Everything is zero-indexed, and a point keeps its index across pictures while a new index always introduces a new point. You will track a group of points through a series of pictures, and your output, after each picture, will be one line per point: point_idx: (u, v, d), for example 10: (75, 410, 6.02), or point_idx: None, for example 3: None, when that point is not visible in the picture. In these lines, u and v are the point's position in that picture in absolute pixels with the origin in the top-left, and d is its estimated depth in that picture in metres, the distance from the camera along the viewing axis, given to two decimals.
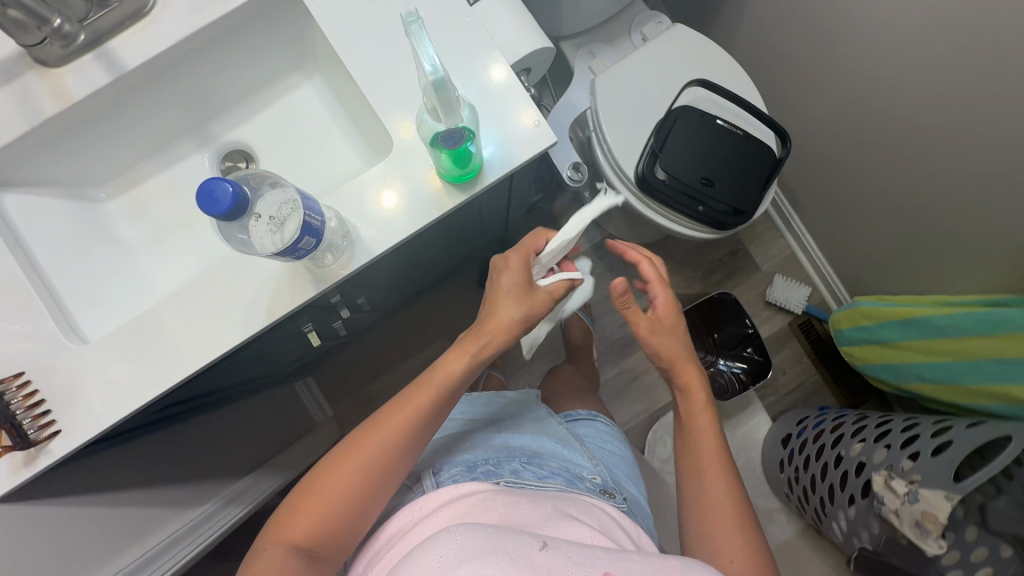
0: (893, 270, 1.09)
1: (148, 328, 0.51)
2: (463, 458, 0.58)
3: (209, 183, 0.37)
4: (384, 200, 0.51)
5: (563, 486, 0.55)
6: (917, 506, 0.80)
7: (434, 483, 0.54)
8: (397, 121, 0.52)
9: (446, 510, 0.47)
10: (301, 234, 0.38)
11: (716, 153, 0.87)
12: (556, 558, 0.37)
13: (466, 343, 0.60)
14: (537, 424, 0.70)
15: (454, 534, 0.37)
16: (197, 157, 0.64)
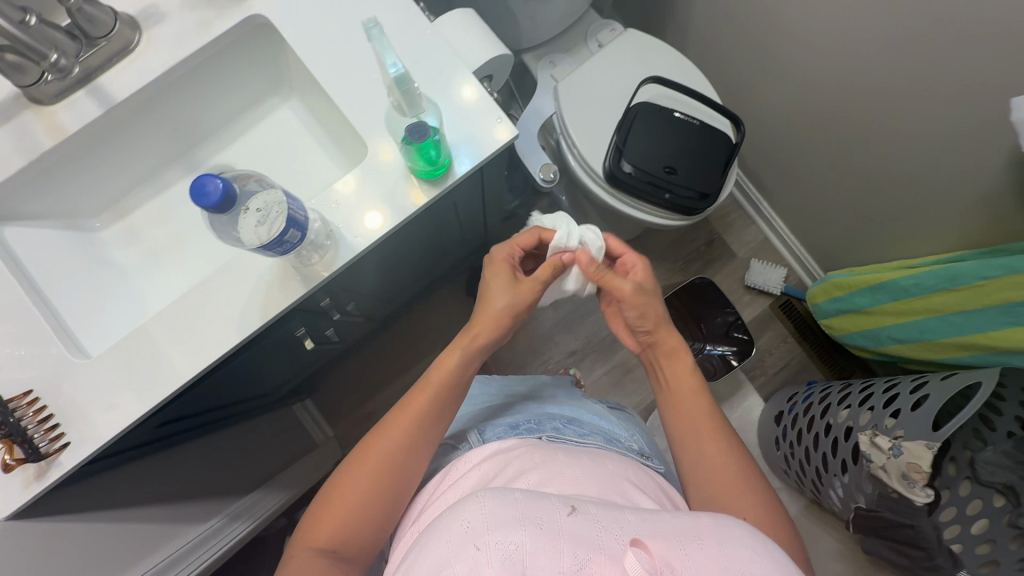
0: (861, 242, 1.14)
1: (150, 339, 0.54)
2: (506, 419, 0.61)
3: (201, 179, 0.38)
4: (368, 222, 0.55)
5: (603, 443, 0.58)
6: (902, 458, 0.83)
7: (479, 439, 0.57)
8: (371, 128, 0.56)
9: (486, 463, 0.51)
10: (287, 226, 0.41)
11: (676, 143, 0.92)
12: (587, 524, 0.34)
13: (463, 336, 0.63)
14: (568, 397, 0.71)
15: (477, 501, 0.36)
16: (185, 182, 0.68)
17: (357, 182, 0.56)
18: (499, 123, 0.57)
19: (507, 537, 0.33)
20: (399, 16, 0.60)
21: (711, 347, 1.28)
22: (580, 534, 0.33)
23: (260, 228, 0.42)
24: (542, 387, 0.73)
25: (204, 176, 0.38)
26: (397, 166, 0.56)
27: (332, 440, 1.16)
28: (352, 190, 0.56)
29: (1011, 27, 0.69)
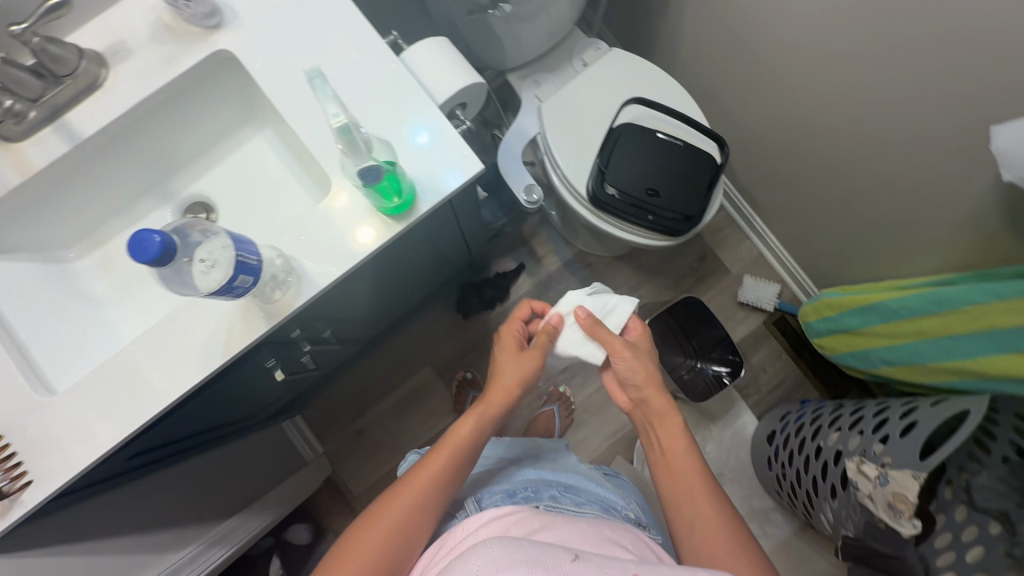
0: (853, 260, 1.12)
1: (114, 376, 0.54)
2: (503, 486, 0.59)
3: (139, 235, 0.41)
4: (360, 235, 0.56)
5: (600, 512, 0.56)
6: (887, 488, 0.82)
7: (476, 508, 0.56)
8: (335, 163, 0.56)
9: (485, 527, 0.48)
10: (235, 272, 0.43)
11: (659, 165, 0.92)
12: (587, 569, 0.36)
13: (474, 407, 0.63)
14: (566, 459, 0.69)
15: (486, 547, 0.37)
16: (160, 212, 0.68)
17: (352, 193, 0.56)
18: (464, 157, 0.57)
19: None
20: (366, 49, 0.60)
21: (704, 365, 1.26)
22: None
23: (212, 273, 0.44)
24: (541, 448, 0.70)
25: (142, 232, 0.40)
26: (360, 203, 0.56)
27: (320, 459, 1.16)
28: (348, 201, 0.56)
29: (993, 50, 0.68)
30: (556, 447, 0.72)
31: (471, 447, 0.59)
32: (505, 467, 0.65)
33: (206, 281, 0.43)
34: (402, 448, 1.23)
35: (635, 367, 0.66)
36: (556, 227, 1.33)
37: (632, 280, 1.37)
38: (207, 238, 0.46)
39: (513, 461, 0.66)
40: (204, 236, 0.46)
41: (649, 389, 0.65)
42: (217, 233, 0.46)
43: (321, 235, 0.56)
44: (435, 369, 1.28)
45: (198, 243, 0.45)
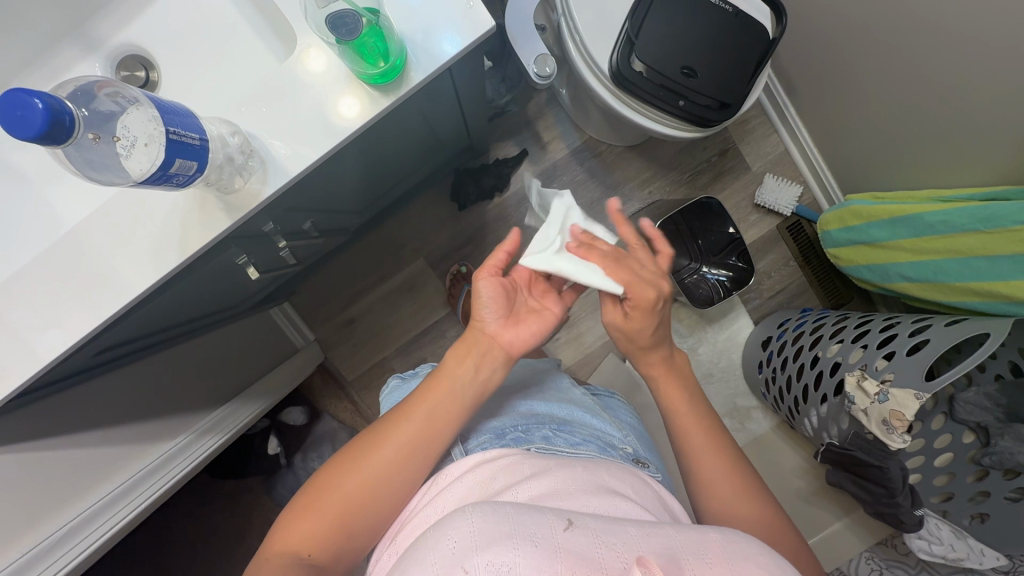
0: (890, 164, 1.02)
1: (50, 272, 0.46)
2: (491, 426, 0.54)
3: (15, 95, 0.32)
4: (343, 108, 0.44)
5: (596, 454, 0.51)
6: (885, 405, 0.82)
7: (463, 453, 0.52)
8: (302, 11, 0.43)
9: (472, 477, 0.45)
10: (167, 153, 0.35)
11: (698, 37, 0.76)
12: (584, 540, 0.32)
13: (459, 344, 0.56)
14: (558, 391, 0.64)
15: (462, 517, 0.32)
16: (87, 66, 0.55)
17: (328, 57, 0.44)
18: (468, 10, 0.44)
19: (500, 556, 0.30)
20: None
21: (708, 269, 1.21)
22: (577, 552, 0.30)
23: (137, 155, 0.36)
24: (531, 379, 0.67)
25: (16, 94, 0.32)
26: (335, 65, 0.44)
27: (311, 346, 1.14)
28: (325, 66, 0.44)
29: None
30: (548, 372, 0.70)
31: (457, 394, 0.53)
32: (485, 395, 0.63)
33: (125, 168, 0.37)
34: (394, 338, 1.21)
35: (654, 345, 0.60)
36: (566, 107, 1.17)
37: (643, 173, 1.25)
38: (119, 105, 0.38)
39: (500, 391, 0.63)
40: (115, 103, 0.38)
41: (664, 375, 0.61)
42: (128, 102, 0.38)
43: (294, 104, 0.44)
44: (427, 261, 1.21)
45: (118, 114, 0.37)
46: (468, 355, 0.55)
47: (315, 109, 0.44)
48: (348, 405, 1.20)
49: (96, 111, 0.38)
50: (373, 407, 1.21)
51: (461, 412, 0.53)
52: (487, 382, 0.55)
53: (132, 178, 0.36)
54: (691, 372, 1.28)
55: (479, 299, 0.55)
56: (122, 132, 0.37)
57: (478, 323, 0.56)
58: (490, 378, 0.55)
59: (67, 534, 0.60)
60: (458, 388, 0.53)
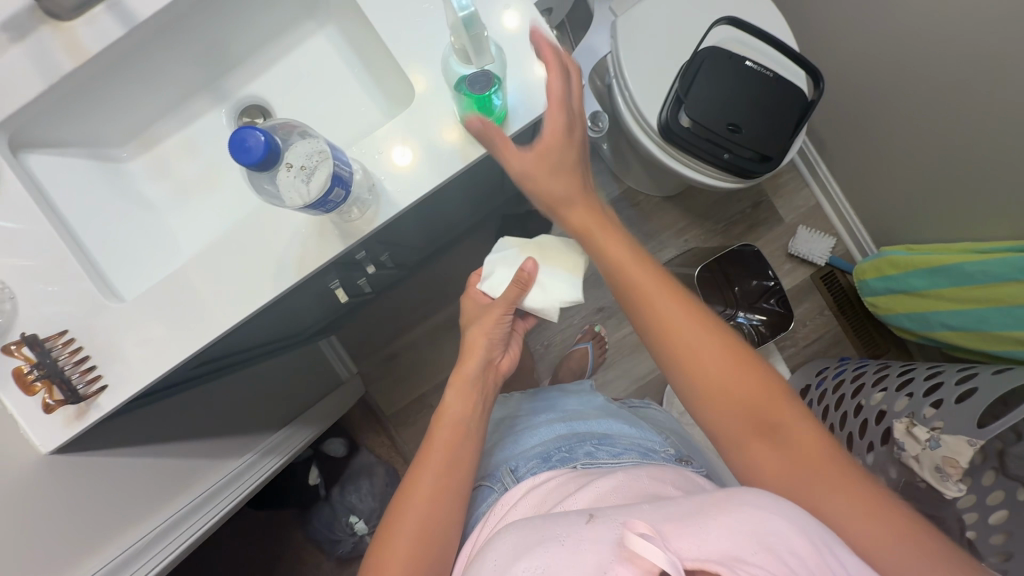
0: (923, 217, 1.06)
1: (176, 289, 0.52)
2: (536, 450, 0.59)
3: (244, 132, 0.40)
4: (396, 156, 0.51)
5: (639, 458, 0.56)
6: (938, 452, 0.81)
7: (514, 479, 0.56)
8: (410, 70, 0.52)
9: (526, 502, 0.48)
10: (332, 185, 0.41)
11: (743, 98, 0.83)
12: (605, 526, 0.34)
13: (455, 383, 0.59)
14: (586, 410, 0.69)
15: (499, 542, 0.36)
16: (214, 113, 0.64)
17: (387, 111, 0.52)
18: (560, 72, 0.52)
19: (535, 560, 0.32)
20: None
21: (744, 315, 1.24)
22: (600, 536, 0.32)
23: (306, 183, 0.42)
24: (560, 403, 0.73)
25: (248, 129, 0.39)
26: (443, 111, 0.51)
27: (356, 379, 1.17)
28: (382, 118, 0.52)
29: None
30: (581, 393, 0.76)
31: (471, 426, 0.57)
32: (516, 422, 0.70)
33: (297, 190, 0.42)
34: (435, 374, 1.25)
35: (599, 242, 0.55)
36: (607, 159, 1.26)
37: (679, 223, 1.31)
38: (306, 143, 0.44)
39: (530, 419, 0.68)
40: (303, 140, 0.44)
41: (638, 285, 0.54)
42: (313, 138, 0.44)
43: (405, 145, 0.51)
44: None
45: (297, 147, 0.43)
46: (472, 396, 0.58)
47: (377, 155, 0.51)
48: (386, 439, 1.23)
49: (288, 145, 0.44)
50: (409, 442, 1.23)
51: (476, 438, 0.57)
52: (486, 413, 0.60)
53: (297, 203, 0.42)
54: None
55: (486, 332, 0.60)
56: (289, 162, 0.43)
57: (483, 354, 0.61)
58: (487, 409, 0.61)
59: (161, 533, 0.60)
60: (463, 426, 0.56)
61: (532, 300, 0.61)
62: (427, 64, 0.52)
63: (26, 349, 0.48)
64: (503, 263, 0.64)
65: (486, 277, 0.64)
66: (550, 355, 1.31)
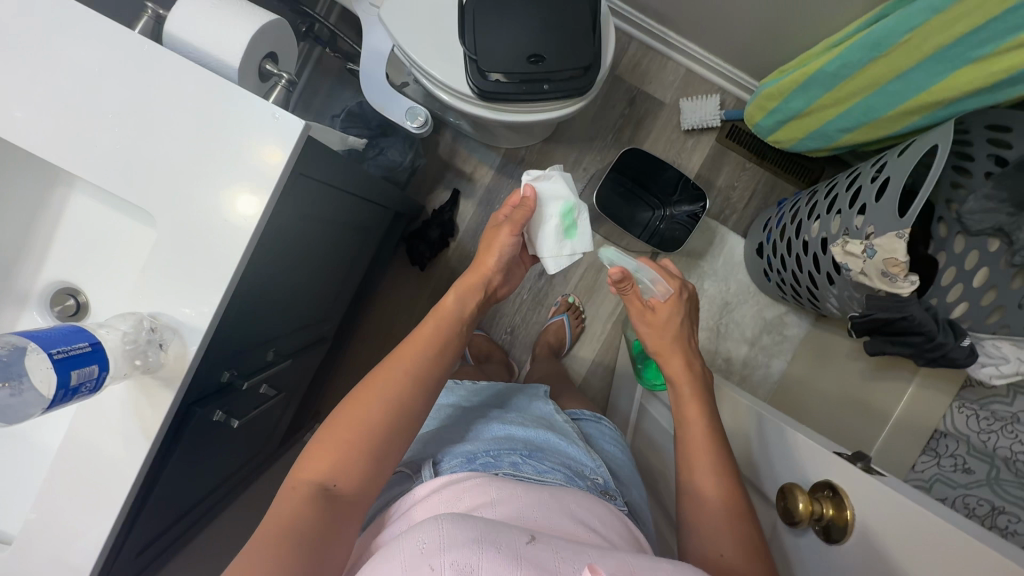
0: (779, 34, 1.02)
1: (48, 512, 0.49)
2: (465, 450, 0.61)
3: None
4: (242, 206, 0.49)
5: (562, 480, 0.57)
6: (877, 258, 0.77)
7: (434, 474, 0.57)
8: (265, 145, 0.49)
9: (442, 492, 0.52)
10: (63, 373, 0.42)
11: (530, 25, 0.79)
12: (545, 552, 0.38)
13: (466, 279, 0.66)
14: (536, 417, 0.74)
15: (434, 525, 0.39)
16: (27, 317, 0.61)
17: (188, 208, 0.49)
18: (278, 120, 0.49)
19: (464, 558, 0.36)
20: (122, 51, 0.50)
21: (674, 210, 1.21)
22: (540, 558, 0.37)
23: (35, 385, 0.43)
24: (512, 405, 0.79)
25: None
26: (202, 214, 0.49)
27: None
28: (258, 205, 0.49)
29: None
30: (529, 399, 0.81)
31: (461, 323, 0.64)
32: (468, 413, 0.74)
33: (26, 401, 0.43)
34: None
35: (659, 343, 0.68)
36: (471, 135, 1.22)
37: (571, 156, 1.27)
38: None
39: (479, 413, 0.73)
40: None
41: (664, 350, 0.68)
42: None
43: (186, 253, 0.48)
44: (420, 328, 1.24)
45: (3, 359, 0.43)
46: (475, 299, 0.66)
47: (160, 288, 0.48)
48: None
49: None
50: None
51: (449, 356, 0.61)
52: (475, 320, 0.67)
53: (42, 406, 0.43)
54: (708, 310, 1.28)
55: (498, 251, 0.66)
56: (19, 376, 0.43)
57: (488, 275, 0.67)
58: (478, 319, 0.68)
59: None
60: (453, 326, 0.63)
61: (544, 245, 0.67)
62: (277, 138, 0.49)
63: None
64: (552, 196, 0.68)
65: (541, 179, 0.68)
66: (520, 338, 1.29)
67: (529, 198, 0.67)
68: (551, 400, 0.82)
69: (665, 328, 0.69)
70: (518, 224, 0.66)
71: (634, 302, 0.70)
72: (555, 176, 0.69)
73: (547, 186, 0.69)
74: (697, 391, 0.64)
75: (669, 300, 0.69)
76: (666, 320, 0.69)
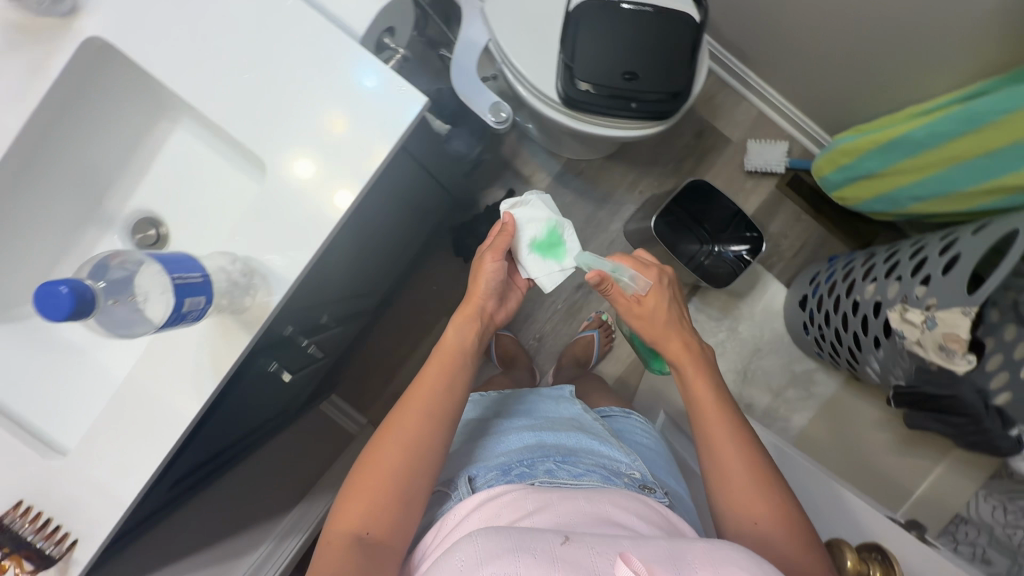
0: (863, 93, 1.02)
1: (109, 428, 0.51)
2: (499, 462, 0.62)
3: (50, 287, 0.41)
4: (299, 169, 0.49)
5: (599, 480, 0.57)
6: (936, 330, 0.77)
7: (472, 489, 0.58)
8: (327, 115, 0.50)
9: (481, 509, 0.52)
10: (177, 297, 0.42)
11: (629, 43, 0.80)
12: (580, 550, 0.37)
13: (465, 310, 0.63)
14: (562, 420, 0.74)
15: (470, 540, 0.39)
16: (106, 239, 0.63)
17: (297, 160, 0.49)
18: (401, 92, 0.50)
19: (504, 566, 0.36)
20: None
21: (722, 248, 1.21)
22: (576, 558, 0.36)
23: (155, 304, 0.43)
24: (542, 408, 0.79)
25: (48, 287, 0.41)
26: (305, 166, 0.50)
27: (368, 428, 1.18)
28: (314, 170, 0.49)
29: None
30: (559, 400, 0.82)
31: (467, 357, 0.61)
32: (493, 426, 0.74)
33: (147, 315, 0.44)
34: None
35: (653, 330, 0.64)
36: (536, 139, 1.23)
37: (629, 177, 1.28)
38: (130, 270, 0.45)
39: (507, 424, 0.73)
40: (126, 269, 0.45)
41: (661, 335, 0.63)
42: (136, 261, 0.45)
43: (285, 204, 0.49)
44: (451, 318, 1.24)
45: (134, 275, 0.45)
46: (473, 329, 0.62)
47: (255, 232, 0.49)
48: None
49: (113, 280, 0.45)
50: None
51: (461, 388, 0.59)
52: (482, 347, 0.63)
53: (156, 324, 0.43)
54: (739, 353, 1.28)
55: (485, 281, 0.63)
56: (144, 291, 0.44)
57: (482, 301, 0.63)
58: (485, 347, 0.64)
59: None
60: (459, 359, 0.60)
61: (532, 267, 0.66)
62: (341, 106, 0.50)
63: None
64: (530, 220, 0.67)
65: (518, 206, 0.68)
66: (547, 346, 1.29)
67: (507, 222, 0.65)
68: (578, 401, 0.82)
69: (656, 317, 0.63)
70: (500, 247, 0.65)
71: (619, 297, 0.64)
72: (531, 198, 0.68)
73: (523, 209, 0.68)
74: (703, 373, 0.61)
75: (651, 282, 0.64)
76: (657, 303, 0.63)
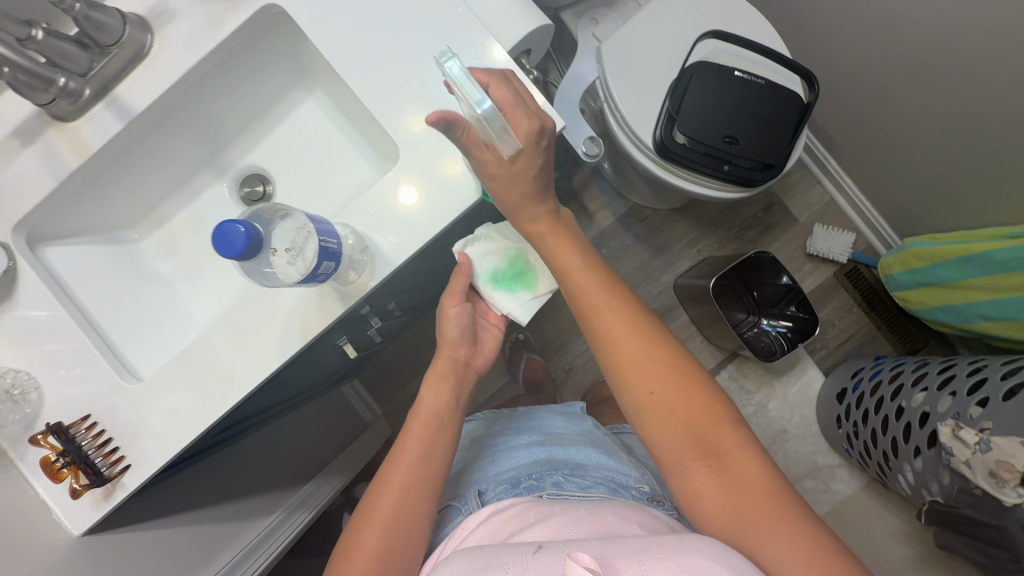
0: (943, 205, 1.03)
1: (190, 364, 0.52)
2: (507, 475, 0.59)
3: (226, 226, 0.44)
4: None
5: (606, 493, 0.56)
6: (989, 455, 0.75)
7: (482, 503, 0.56)
8: (409, 113, 0.53)
9: (486, 524, 0.48)
10: (319, 259, 0.45)
11: (735, 109, 0.82)
12: (551, 557, 0.34)
13: (435, 369, 0.61)
14: (562, 432, 0.72)
15: (445, 565, 0.35)
16: (216, 187, 0.66)
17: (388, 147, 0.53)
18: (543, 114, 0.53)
19: None
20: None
21: (767, 321, 1.22)
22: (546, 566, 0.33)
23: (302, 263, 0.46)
24: (552, 418, 0.78)
25: (229, 225, 0.43)
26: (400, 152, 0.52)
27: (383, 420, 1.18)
28: None
29: None
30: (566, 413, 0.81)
31: (448, 418, 0.58)
32: (496, 443, 0.71)
33: (288, 270, 0.47)
34: None
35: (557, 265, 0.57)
36: (609, 178, 1.26)
37: (691, 234, 1.29)
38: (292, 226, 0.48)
39: (510, 439, 0.71)
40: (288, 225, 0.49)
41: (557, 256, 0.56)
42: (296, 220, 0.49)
43: (399, 191, 0.52)
44: None
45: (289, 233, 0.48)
46: (447, 386, 0.60)
47: (372, 211, 0.51)
48: None
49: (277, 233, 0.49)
50: None
51: (450, 439, 0.57)
52: (463, 400, 0.61)
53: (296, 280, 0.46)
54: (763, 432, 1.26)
55: (451, 326, 0.61)
56: (293, 248, 0.47)
57: (452, 353, 0.62)
58: (467, 399, 0.62)
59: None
60: (438, 420, 0.57)
61: (501, 301, 0.62)
62: (418, 104, 0.53)
63: (51, 438, 0.51)
64: (483, 256, 0.62)
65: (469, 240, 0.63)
66: (574, 379, 1.29)
67: (462, 264, 0.62)
68: (588, 417, 0.81)
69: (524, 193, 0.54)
70: (457, 289, 0.62)
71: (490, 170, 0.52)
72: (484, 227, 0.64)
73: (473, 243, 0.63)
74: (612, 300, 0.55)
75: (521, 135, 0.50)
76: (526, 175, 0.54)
